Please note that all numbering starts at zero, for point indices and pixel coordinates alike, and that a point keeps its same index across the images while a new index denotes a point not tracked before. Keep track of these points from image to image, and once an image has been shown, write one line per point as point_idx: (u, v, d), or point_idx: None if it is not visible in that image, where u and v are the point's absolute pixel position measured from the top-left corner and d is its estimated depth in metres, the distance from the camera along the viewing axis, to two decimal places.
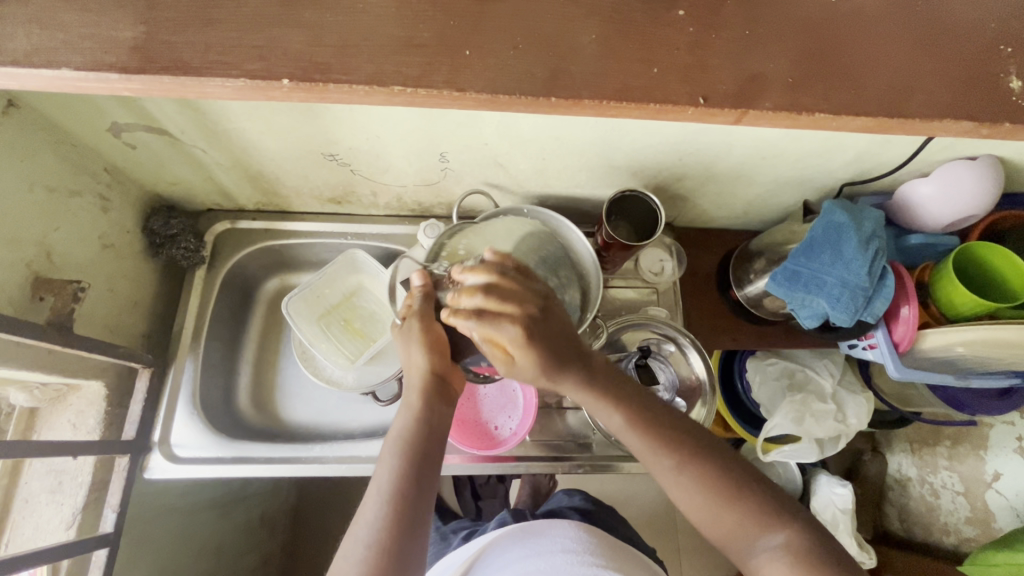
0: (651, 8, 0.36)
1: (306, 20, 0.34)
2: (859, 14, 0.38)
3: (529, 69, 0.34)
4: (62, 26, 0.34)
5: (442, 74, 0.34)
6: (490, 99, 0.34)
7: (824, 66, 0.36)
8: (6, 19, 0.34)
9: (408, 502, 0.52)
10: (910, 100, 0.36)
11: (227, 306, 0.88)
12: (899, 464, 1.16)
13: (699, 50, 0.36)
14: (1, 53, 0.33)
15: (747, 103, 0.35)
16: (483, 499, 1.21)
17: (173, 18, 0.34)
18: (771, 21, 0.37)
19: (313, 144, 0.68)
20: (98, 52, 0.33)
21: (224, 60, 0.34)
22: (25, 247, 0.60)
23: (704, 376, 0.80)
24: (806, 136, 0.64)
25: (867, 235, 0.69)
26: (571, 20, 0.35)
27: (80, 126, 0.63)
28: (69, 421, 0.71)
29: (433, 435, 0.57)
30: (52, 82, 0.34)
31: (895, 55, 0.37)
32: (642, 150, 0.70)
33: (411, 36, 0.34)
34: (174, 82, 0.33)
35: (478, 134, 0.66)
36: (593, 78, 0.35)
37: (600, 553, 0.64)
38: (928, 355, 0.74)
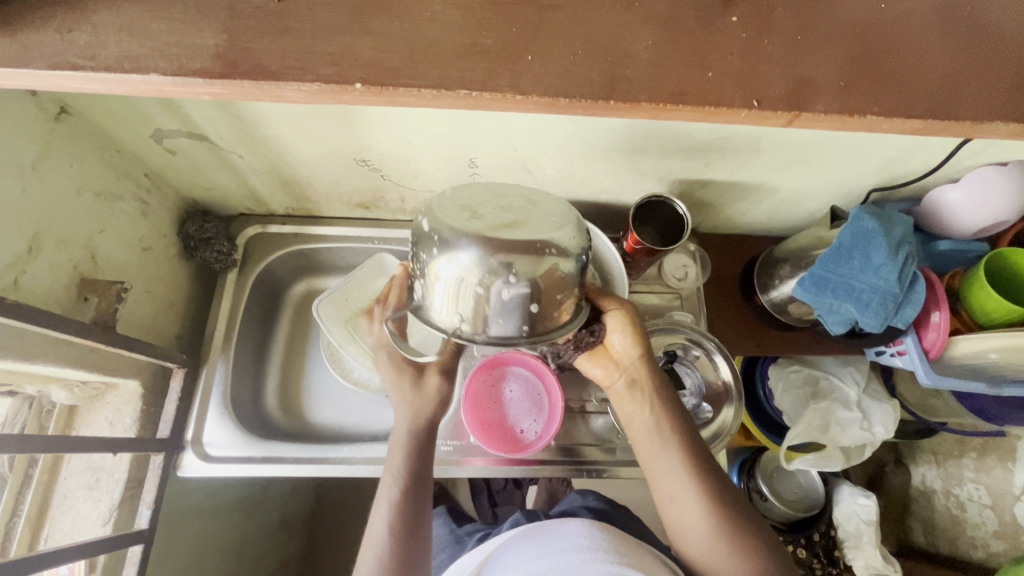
0: (702, 14, 0.37)
1: (371, 27, 0.35)
2: (908, 20, 0.38)
3: (583, 73, 0.35)
4: (148, 34, 0.35)
5: (504, 78, 0.34)
6: (548, 103, 0.35)
7: (876, 69, 0.37)
8: (93, 27, 0.35)
9: (405, 526, 0.60)
10: (957, 102, 0.36)
11: (257, 308, 0.90)
12: (924, 475, 1.14)
13: (751, 54, 0.37)
14: (89, 60, 0.34)
15: (799, 105, 0.36)
16: (501, 505, 1.21)
17: (253, 26, 0.35)
18: (822, 26, 0.38)
19: (348, 149, 0.70)
20: (182, 58, 0.34)
21: (294, 65, 0.34)
22: (73, 247, 0.62)
23: (730, 380, 0.80)
24: (836, 141, 0.65)
25: (896, 240, 0.69)
26: (624, 26, 0.36)
27: (125, 132, 0.65)
28: (107, 420, 0.73)
29: (426, 461, 0.66)
30: (136, 86, 0.35)
31: (938, 60, 0.38)
32: (671, 155, 0.70)
33: (470, 44, 0.35)
34: (250, 86, 0.34)
35: (510, 139, 0.67)
36: (647, 83, 0.35)
37: (618, 549, 0.60)
38: (958, 363, 0.74)
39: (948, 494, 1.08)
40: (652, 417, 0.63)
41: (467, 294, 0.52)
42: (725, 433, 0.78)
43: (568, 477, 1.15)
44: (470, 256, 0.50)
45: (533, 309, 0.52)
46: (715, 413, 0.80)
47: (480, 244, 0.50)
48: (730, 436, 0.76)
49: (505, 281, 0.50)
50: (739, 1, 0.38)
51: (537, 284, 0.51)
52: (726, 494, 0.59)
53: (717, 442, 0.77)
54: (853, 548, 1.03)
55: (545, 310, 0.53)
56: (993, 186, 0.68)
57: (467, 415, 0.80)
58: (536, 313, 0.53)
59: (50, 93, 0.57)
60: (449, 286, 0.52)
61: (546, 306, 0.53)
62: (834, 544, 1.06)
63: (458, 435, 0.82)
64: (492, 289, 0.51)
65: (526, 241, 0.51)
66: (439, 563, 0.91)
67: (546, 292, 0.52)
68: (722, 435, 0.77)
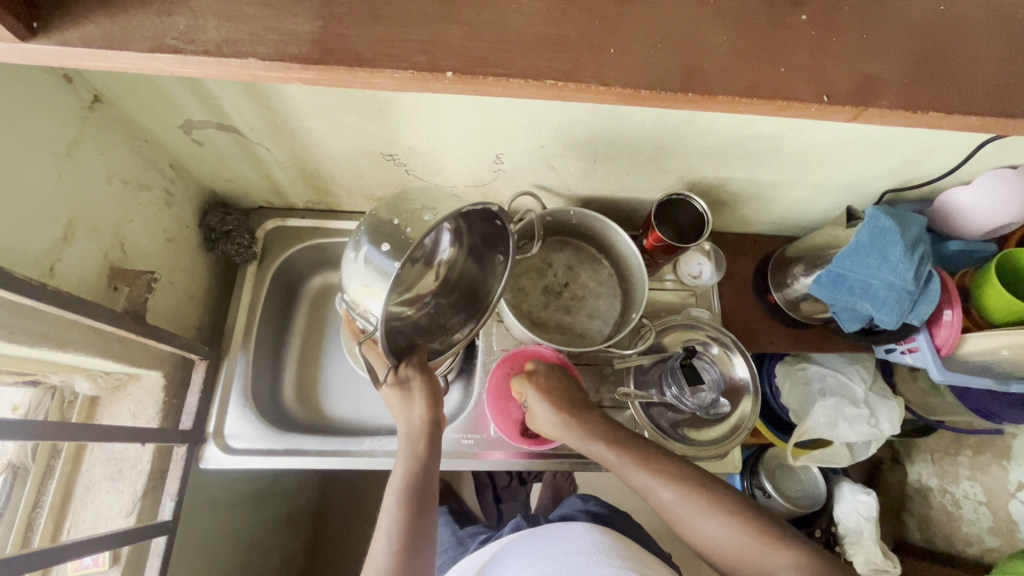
0: (774, 11, 0.38)
1: (460, 17, 0.36)
2: (964, 21, 0.39)
3: (663, 66, 0.36)
4: (246, 19, 0.35)
5: (588, 69, 0.35)
6: (628, 94, 0.36)
7: (932, 69, 0.38)
8: (191, 12, 0.35)
9: (411, 550, 0.57)
10: (1008, 103, 0.38)
11: (276, 302, 0.90)
12: (920, 473, 1.17)
13: (819, 50, 0.38)
14: (189, 44, 0.34)
15: (867, 101, 0.37)
16: (505, 502, 1.21)
17: (346, 12, 0.35)
18: (882, 26, 0.39)
19: (377, 143, 0.71)
20: (278, 43, 0.34)
21: (386, 51, 0.35)
22: (103, 236, 0.62)
23: (748, 376, 0.82)
24: (858, 142, 0.66)
25: (912, 240, 0.70)
26: (701, 20, 0.37)
27: (156, 122, 0.65)
28: (129, 410, 0.72)
29: (431, 478, 0.62)
30: (231, 70, 0.35)
31: (992, 59, 0.39)
32: (693, 154, 0.72)
33: (555, 35, 0.36)
34: (342, 72, 0.35)
35: (536, 136, 0.68)
36: (723, 75, 0.36)
37: (618, 554, 0.65)
38: (967, 359, 0.76)
39: (944, 491, 1.11)
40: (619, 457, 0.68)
41: (362, 283, 0.57)
42: (743, 427, 0.80)
43: (572, 474, 1.17)
44: (349, 262, 0.59)
45: (385, 250, 0.56)
46: (732, 407, 0.81)
47: (352, 246, 0.60)
48: (748, 431, 0.78)
49: (369, 245, 0.57)
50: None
51: (393, 232, 0.57)
52: None
53: (736, 435, 0.80)
54: (853, 544, 1.05)
55: (399, 239, 0.56)
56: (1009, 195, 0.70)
57: (490, 409, 0.82)
58: (390, 251, 0.56)
59: (85, 80, 0.56)
60: (355, 291, 0.58)
61: (397, 241, 0.56)
62: (834, 541, 1.08)
63: (478, 429, 0.83)
64: (364, 259, 0.57)
65: (381, 211, 0.60)
66: (442, 565, 0.91)
67: (398, 238, 0.56)
68: (740, 430, 0.80)
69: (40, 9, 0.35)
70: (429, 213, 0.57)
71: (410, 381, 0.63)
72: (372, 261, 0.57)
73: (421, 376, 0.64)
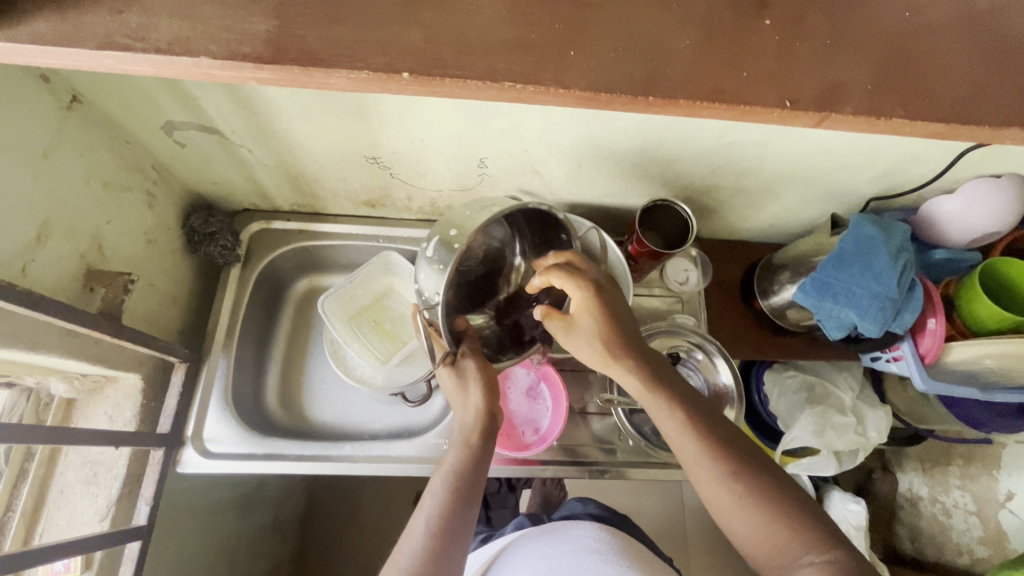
0: (738, 17, 0.38)
1: (420, 19, 0.36)
2: (931, 29, 0.39)
3: (624, 70, 0.36)
4: (201, 19, 0.35)
5: (548, 72, 0.35)
6: (592, 97, 0.36)
7: (899, 75, 0.38)
8: (143, 10, 0.35)
9: (449, 532, 0.55)
10: (976, 109, 0.37)
11: (260, 304, 0.89)
12: (911, 482, 1.15)
13: (785, 56, 0.38)
14: (140, 41, 0.34)
15: (831, 107, 0.37)
16: (494, 507, 1.17)
17: (304, 13, 0.35)
18: (851, 34, 0.39)
19: (360, 146, 0.70)
20: (233, 42, 0.34)
21: (345, 53, 0.34)
22: (80, 237, 0.62)
23: (732, 383, 0.81)
24: (840, 149, 0.66)
25: (896, 248, 0.70)
26: (664, 25, 0.37)
27: (136, 122, 0.65)
28: (106, 413, 0.72)
29: (482, 471, 0.60)
30: (186, 69, 0.34)
31: (958, 66, 0.38)
32: (677, 160, 0.71)
33: (516, 37, 0.36)
34: (298, 73, 0.34)
35: (519, 140, 0.68)
36: (685, 80, 0.36)
37: (622, 553, 0.69)
38: (953, 368, 0.75)
39: (934, 500, 1.10)
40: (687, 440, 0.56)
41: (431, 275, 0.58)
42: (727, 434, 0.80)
43: (561, 481, 1.16)
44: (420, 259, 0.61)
45: (450, 238, 0.58)
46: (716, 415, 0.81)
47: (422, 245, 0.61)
48: None
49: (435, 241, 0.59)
50: (773, 6, 0.39)
51: (461, 223, 0.59)
52: None
53: None
54: None
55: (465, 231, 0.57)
56: (992, 203, 0.70)
57: None
58: (453, 238, 0.58)
59: (63, 80, 0.56)
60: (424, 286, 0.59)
61: (462, 230, 0.57)
62: None
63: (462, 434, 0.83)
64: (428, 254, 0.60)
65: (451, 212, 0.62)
66: None
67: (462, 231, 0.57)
68: None
69: None
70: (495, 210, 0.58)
71: (465, 370, 0.61)
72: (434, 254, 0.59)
73: (476, 365, 0.60)
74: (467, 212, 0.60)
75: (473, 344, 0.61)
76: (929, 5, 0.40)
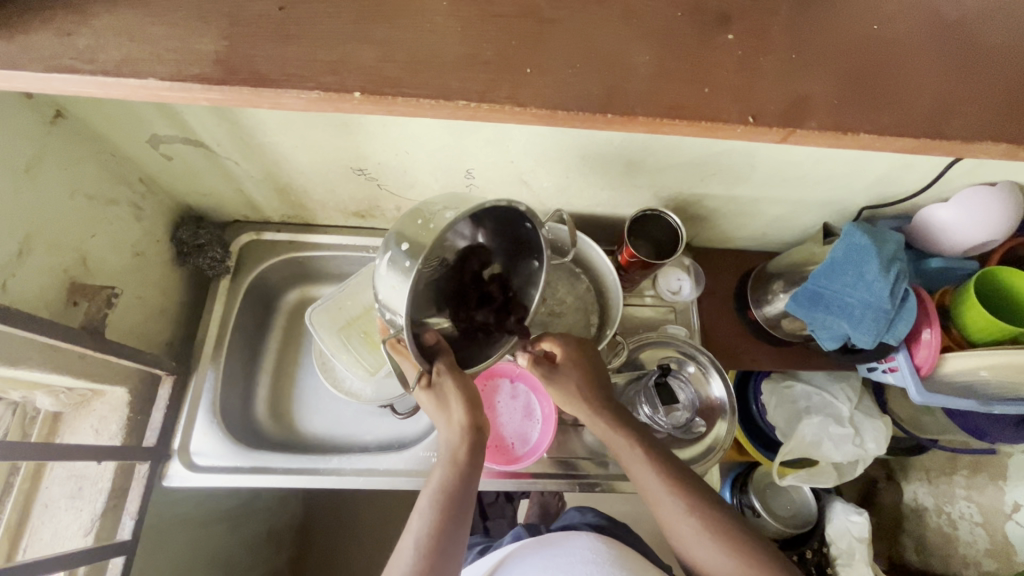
0: (700, 31, 0.38)
1: (373, 37, 0.36)
2: (897, 42, 0.39)
3: (583, 87, 0.36)
4: (152, 40, 0.34)
5: (505, 89, 0.35)
6: (551, 114, 0.35)
7: (866, 88, 0.37)
8: (93, 31, 0.35)
9: (438, 553, 0.56)
10: (944, 121, 0.37)
11: (250, 316, 0.89)
12: (915, 493, 1.12)
13: (746, 70, 0.37)
14: (88, 63, 0.34)
15: (794, 121, 0.36)
16: (492, 518, 1.16)
17: (254, 33, 0.35)
18: (817, 47, 0.38)
19: (346, 159, 0.70)
20: (182, 64, 0.34)
21: (296, 73, 0.34)
22: (64, 251, 0.62)
23: (724, 396, 0.81)
24: (829, 159, 0.65)
25: (889, 257, 0.69)
26: (623, 41, 0.37)
27: (121, 137, 0.65)
28: (92, 426, 0.71)
29: (470, 487, 0.60)
30: (133, 92, 0.34)
31: (927, 79, 0.38)
32: (665, 170, 0.71)
33: (472, 55, 0.36)
34: (250, 93, 0.34)
35: (504, 152, 0.67)
36: (642, 96, 0.36)
37: (621, 562, 0.67)
38: (950, 380, 0.74)
39: (939, 513, 1.07)
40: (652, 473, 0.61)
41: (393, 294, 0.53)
42: (718, 448, 0.79)
43: (560, 492, 1.14)
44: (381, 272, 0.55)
45: (403, 251, 0.52)
46: (708, 428, 0.80)
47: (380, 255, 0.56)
48: (723, 451, 0.78)
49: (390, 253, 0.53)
50: (736, 18, 0.38)
51: (412, 235, 0.52)
52: (718, 508, 0.59)
53: (710, 457, 0.79)
54: (845, 566, 1.00)
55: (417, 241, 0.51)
56: (986, 210, 0.68)
57: None
58: (408, 251, 0.51)
59: (45, 97, 0.56)
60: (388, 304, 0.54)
61: (415, 241, 0.51)
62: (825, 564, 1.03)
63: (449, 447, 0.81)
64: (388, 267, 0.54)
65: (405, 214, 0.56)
66: None
67: (417, 242, 0.51)
68: (715, 450, 0.79)
69: None
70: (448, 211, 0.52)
71: (443, 389, 0.59)
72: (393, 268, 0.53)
73: (455, 385, 0.58)
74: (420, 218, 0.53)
75: (447, 361, 0.58)
76: (898, 17, 0.39)
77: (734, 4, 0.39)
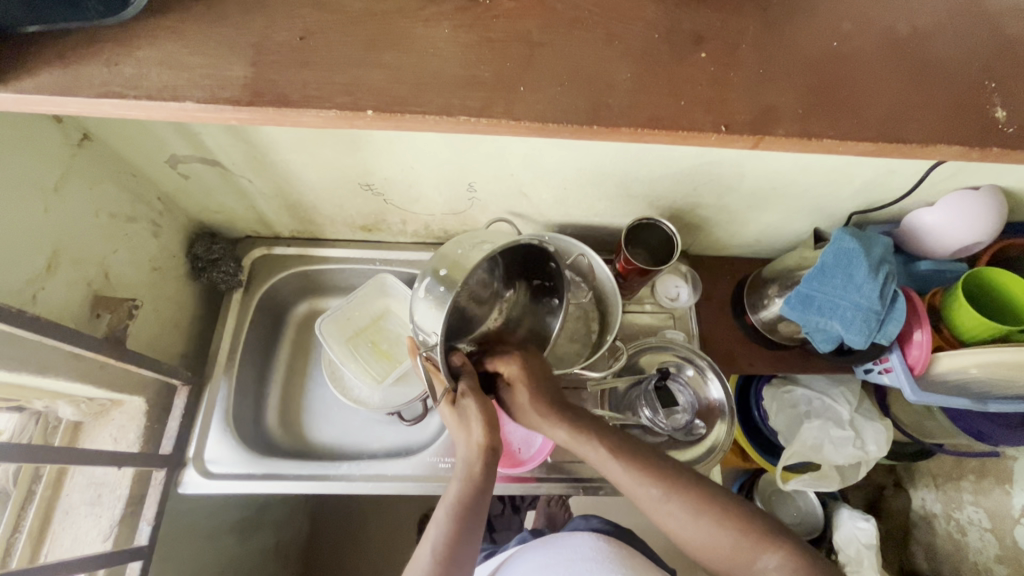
0: (677, 51, 0.41)
1: (382, 61, 0.39)
2: (859, 56, 0.42)
3: (571, 102, 0.39)
4: (186, 67, 0.38)
5: (500, 105, 0.38)
6: (540, 127, 0.39)
7: (831, 99, 0.41)
8: (134, 61, 0.38)
9: (452, 562, 0.55)
10: (905, 128, 0.40)
11: (261, 327, 0.92)
12: (924, 499, 1.13)
13: (720, 85, 0.40)
14: (132, 89, 0.37)
15: (763, 130, 0.39)
16: (498, 530, 1.19)
17: (277, 59, 0.39)
18: (784, 61, 0.41)
19: (353, 175, 0.74)
20: (214, 88, 0.38)
21: (314, 94, 0.38)
22: (88, 265, 0.65)
23: (723, 398, 0.82)
24: (815, 166, 0.68)
25: (876, 260, 0.71)
26: (607, 60, 0.40)
27: (142, 158, 0.69)
28: (111, 435, 0.74)
29: (486, 500, 0.60)
30: (171, 113, 0.38)
31: (890, 90, 0.41)
32: (658, 180, 0.74)
33: (471, 75, 0.39)
34: (273, 113, 0.38)
35: (504, 166, 0.71)
36: (627, 109, 0.39)
37: (621, 560, 0.69)
38: (943, 378, 0.75)
39: (948, 518, 1.07)
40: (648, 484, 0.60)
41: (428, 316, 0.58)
42: (718, 448, 0.81)
43: (565, 500, 1.15)
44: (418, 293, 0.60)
45: (442, 276, 0.58)
46: (708, 429, 0.82)
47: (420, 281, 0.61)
48: (724, 452, 0.79)
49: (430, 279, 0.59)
50: (709, 38, 0.42)
51: (452, 261, 0.58)
52: None
53: (711, 458, 0.80)
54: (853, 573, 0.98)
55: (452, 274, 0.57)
56: (948, 209, 0.72)
57: None
58: (447, 276, 0.57)
59: (74, 120, 0.60)
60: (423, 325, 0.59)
61: (453, 270, 0.57)
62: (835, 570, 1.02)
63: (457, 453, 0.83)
64: (425, 293, 0.59)
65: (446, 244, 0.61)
66: None
67: (453, 272, 0.57)
68: (716, 450, 0.80)
69: (10, 61, 0.38)
70: (487, 247, 0.57)
71: (465, 408, 0.62)
72: (431, 292, 0.58)
73: (476, 402, 0.61)
74: (460, 248, 0.59)
75: (470, 381, 0.63)
76: (855, 34, 0.43)
77: (707, 26, 0.42)
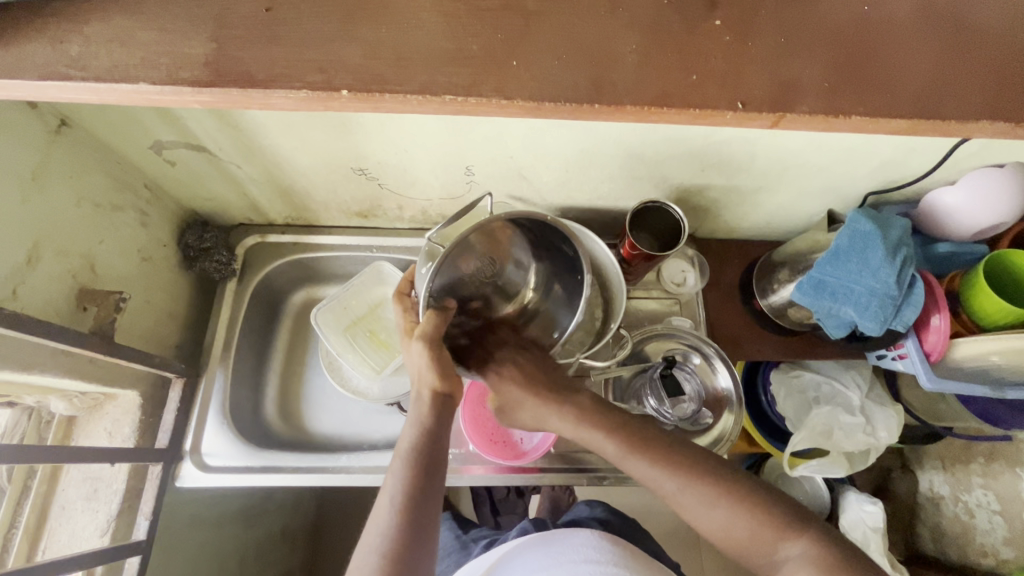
0: (687, 19, 0.38)
1: (360, 35, 0.36)
2: (888, 23, 0.38)
3: (568, 78, 0.36)
4: (141, 45, 0.35)
5: (490, 83, 0.35)
6: (533, 106, 0.36)
7: (857, 71, 0.37)
8: (85, 39, 0.35)
9: (410, 516, 0.50)
10: (940, 104, 0.37)
11: (257, 317, 0.90)
12: (931, 481, 1.09)
13: (734, 57, 0.37)
14: (81, 71, 0.35)
15: (783, 108, 0.36)
16: (503, 514, 1.17)
17: (241, 35, 0.36)
18: (807, 29, 0.38)
19: (346, 159, 0.70)
20: (173, 68, 0.35)
21: (283, 73, 0.35)
22: (72, 257, 0.63)
23: (732, 388, 0.80)
24: (830, 145, 0.64)
25: (894, 243, 0.68)
26: (610, 30, 0.37)
27: (125, 143, 0.66)
28: (105, 429, 0.73)
29: (441, 444, 0.55)
30: (128, 96, 0.35)
31: (924, 60, 0.38)
32: (665, 160, 0.70)
33: (458, 49, 0.36)
34: (238, 95, 0.35)
35: (504, 147, 0.67)
36: (631, 85, 0.36)
37: (623, 563, 0.68)
38: (960, 365, 0.73)
39: (956, 501, 1.05)
40: (676, 483, 0.56)
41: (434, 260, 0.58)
42: (726, 439, 0.79)
43: (570, 485, 1.14)
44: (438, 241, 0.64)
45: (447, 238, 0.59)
46: (715, 419, 0.80)
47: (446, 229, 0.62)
48: (732, 442, 0.77)
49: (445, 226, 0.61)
50: (723, 5, 0.38)
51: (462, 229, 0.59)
52: None
53: (718, 448, 0.78)
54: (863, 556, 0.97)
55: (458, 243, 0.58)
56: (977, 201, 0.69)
57: (469, 422, 0.81)
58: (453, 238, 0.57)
59: (49, 105, 0.57)
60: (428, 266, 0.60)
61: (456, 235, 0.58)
62: None
63: (457, 443, 0.83)
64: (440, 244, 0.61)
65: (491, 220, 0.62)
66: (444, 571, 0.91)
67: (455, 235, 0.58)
68: (722, 440, 0.79)
69: None
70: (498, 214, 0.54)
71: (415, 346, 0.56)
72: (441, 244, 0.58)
73: (426, 337, 0.55)
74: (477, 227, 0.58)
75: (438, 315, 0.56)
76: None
77: None
